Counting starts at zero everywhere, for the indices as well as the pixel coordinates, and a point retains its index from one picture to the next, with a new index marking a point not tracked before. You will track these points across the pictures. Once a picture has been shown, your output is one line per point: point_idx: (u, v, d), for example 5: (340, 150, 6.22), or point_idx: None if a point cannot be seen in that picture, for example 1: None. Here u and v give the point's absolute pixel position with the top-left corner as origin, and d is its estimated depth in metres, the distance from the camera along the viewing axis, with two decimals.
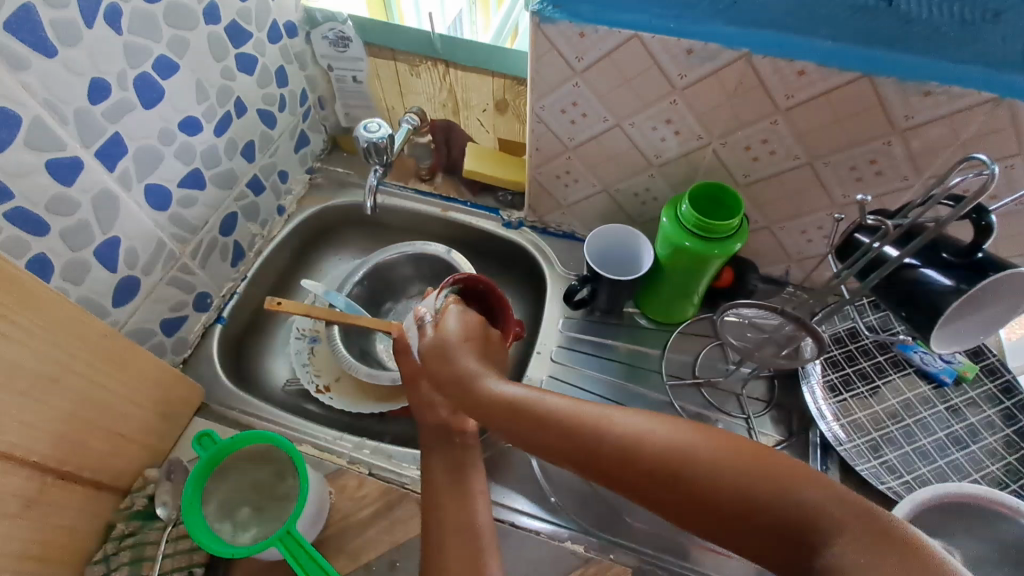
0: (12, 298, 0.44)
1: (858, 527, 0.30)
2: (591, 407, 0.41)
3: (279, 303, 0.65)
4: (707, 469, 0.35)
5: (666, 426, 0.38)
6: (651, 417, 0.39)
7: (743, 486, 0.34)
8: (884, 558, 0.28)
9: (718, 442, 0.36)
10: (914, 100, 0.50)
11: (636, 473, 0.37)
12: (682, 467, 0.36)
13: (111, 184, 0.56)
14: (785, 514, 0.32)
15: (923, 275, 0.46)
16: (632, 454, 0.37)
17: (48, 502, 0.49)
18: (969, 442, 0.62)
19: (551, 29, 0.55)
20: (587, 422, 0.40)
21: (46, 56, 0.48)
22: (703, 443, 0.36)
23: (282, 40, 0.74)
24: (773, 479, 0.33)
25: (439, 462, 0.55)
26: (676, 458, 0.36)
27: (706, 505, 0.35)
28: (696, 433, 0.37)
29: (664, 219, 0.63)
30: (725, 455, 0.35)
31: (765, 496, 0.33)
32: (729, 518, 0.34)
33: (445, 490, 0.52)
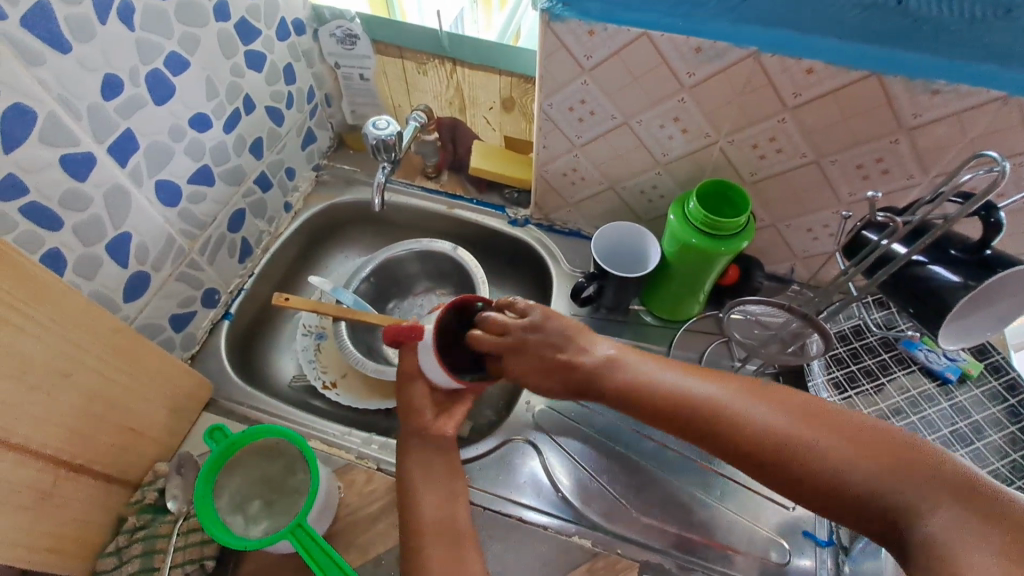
0: (27, 292, 0.44)
1: (971, 503, 0.34)
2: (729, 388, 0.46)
3: (287, 299, 0.65)
4: (833, 451, 0.39)
5: (802, 414, 0.42)
6: (784, 404, 0.43)
7: (864, 468, 0.38)
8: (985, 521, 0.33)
9: (854, 428, 0.40)
10: (921, 98, 0.50)
11: (759, 455, 0.42)
12: (810, 450, 0.40)
13: (123, 179, 0.57)
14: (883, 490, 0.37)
15: (930, 271, 0.46)
16: (757, 441, 0.42)
17: (60, 496, 0.50)
18: (973, 439, 0.62)
19: (560, 27, 0.55)
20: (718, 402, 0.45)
21: (60, 53, 0.48)
22: (837, 428, 0.41)
23: (290, 37, 0.74)
24: (896, 463, 0.38)
25: (417, 460, 0.53)
26: (801, 441, 0.41)
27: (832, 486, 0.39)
28: (833, 418, 0.42)
29: (672, 216, 0.63)
30: (855, 440, 0.39)
31: (890, 477, 0.37)
32: (853, 502, 0.38)
33: (426, 492, 0.51)
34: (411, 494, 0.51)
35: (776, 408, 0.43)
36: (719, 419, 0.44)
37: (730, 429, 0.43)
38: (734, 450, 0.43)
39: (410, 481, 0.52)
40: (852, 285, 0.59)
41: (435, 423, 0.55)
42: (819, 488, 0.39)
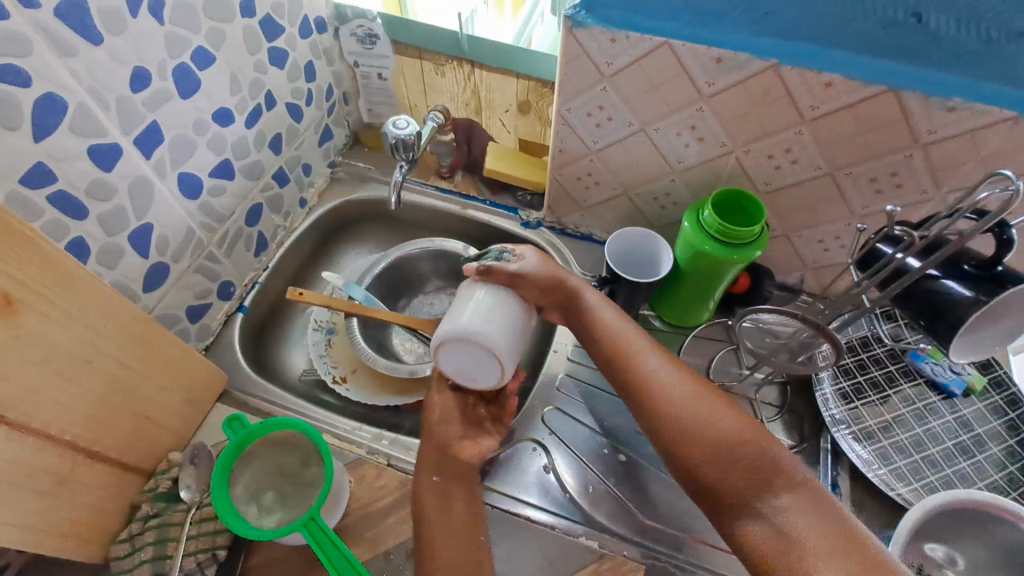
0: (50, 277, 0.45)
1: (814, 499, 0.43)
2: (659, 361, 0.52)
3: (302, 294, 0.65)
4: (727, 437, 0.47)
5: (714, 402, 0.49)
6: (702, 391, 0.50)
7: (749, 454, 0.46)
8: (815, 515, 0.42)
9: (740, 417, 0.48)
10: (938, 115, 0.51)
11: (670, 418, 0.49)
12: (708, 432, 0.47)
13: (147, 171, 0.58)
14: (750, 466, 0.45)
15: (942, 285, 0.47)
16: (672, 409, 0.49)
17: (76, 482, 0.50)
18: (975, 452, 0.63)
19: (582, 34, 0.56)
20: (648, 372, 0.51)
21: (92, 44, 0.49)
22: (737, 420, 0.48)
23: (312, 35, 0.75)
24: (763, 453, 0.46)
25: (438, 490, 0.54)
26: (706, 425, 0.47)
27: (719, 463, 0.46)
28: (728, 407, 0.49)
29: (686, 224, 0.64)
30: (741, 429, 0.47)
31: (767, 465, 0.45)
32: (724, 467, 0.46)
33: (438, 520, 0.52)
34: (425, 520, 0.52)
35: (696, 390, 0.50)
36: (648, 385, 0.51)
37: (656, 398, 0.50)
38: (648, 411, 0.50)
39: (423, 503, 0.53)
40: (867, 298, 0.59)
41: (461, 445, 0.57)
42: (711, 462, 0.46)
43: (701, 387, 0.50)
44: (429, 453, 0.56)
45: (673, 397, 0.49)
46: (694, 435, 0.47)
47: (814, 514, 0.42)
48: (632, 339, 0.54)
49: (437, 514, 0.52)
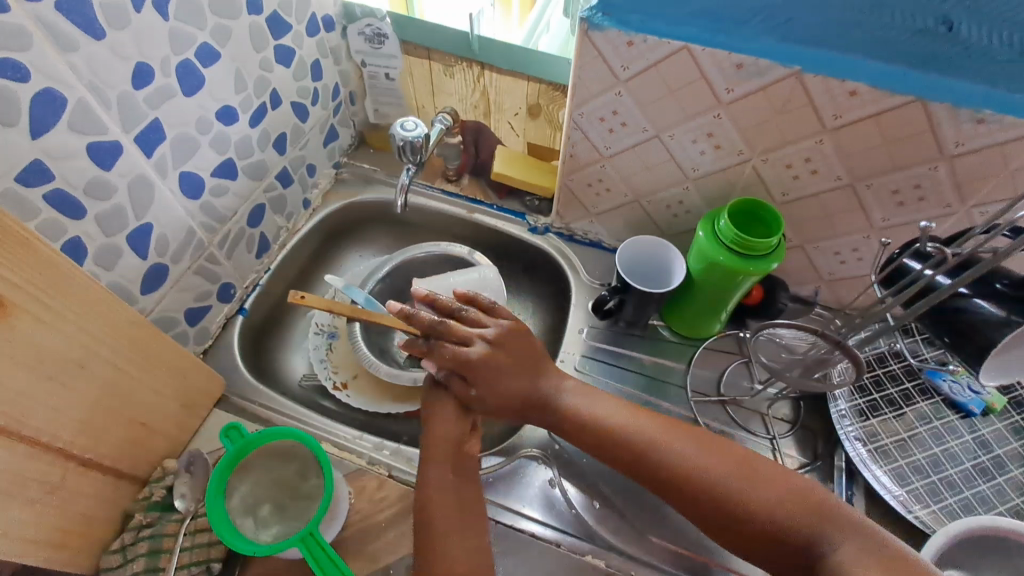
0: (45, 280, 0.43)
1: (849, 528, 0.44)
2: (644, 426, 0.53)
3: (304, 297, 0.63)
4: (752, 499, 0.47)
5: (733, 464, 0.49)
6: (716, 451, 0.51)
7: (787, 513, 0.46)
8: (878, 556, 0.42)
9: (745, 462, 0.50)
10: (966, 127, 0.49)
11: (680, 491, 0.49)
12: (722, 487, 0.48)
13: (148, 170, 0.56)
14: (765, 526, 0.46)
15: (974, 304, 0.45)
16: (669, 479, 0.50)
17: (67, 491, 0.48)
18: (995, 474, 0.61)
19: (598, 37, 0.54)
20: (643, 445, 0.52)
21: (93, 39, 0.47)
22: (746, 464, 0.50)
23: (320, 34, 0.73)
24: (805, 499, 0.47)
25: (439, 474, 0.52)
26: (729, 487, 0.48)
27: (742, 518, 0.47)
28: (754, 466, 0.49)
29: (700, 233, 0.62)
30: (784, 487, 0.48)
31: (798, 516, 0.46)
32: (756, 530, 0.47)
33: (440, 508, 0.50)
34: (426, 505, 0.50)
35: (694, 446, 0.51)
36: (639, 452, 0.52)
37: (662, 463, 0.51)
38: (664, 484, 0.50)
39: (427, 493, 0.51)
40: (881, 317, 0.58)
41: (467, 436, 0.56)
42: (723, 512, 0.48)
43: (690, 440, 0.52)
44: (433, 451, 0.54)
45: (692, 467, 0.50)
46: (710, 493, 0.48)
47: (876, 554, 0.42)
48: (607, 413, 0.55)
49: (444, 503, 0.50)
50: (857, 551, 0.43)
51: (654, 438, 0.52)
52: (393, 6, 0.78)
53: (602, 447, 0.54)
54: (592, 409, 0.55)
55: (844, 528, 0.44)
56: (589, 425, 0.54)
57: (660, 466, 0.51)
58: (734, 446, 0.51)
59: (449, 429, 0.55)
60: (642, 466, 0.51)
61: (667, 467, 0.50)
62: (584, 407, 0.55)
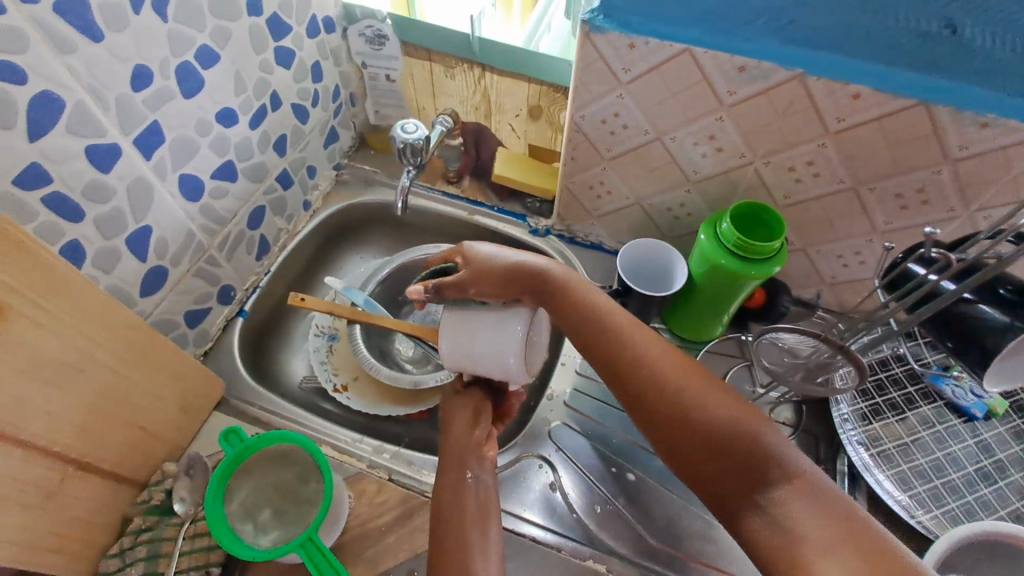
0: (43, 284, 0.43)
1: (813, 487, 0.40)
2: (637, 335, 0.51)
3: (304, 299, 0.63)
4: (716, 418, 0.45)
5: (713, 394, 0.46)
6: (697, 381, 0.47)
7: (737, 432, 0.43)
8: (814, 501, 0.39)
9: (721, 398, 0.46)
10: (969, 131, 0.49)
11: (647, 394, 0.48)
12: (692, 414, 0.45)
13: (147, 172, 0.56)
14: (732, 448, 0.43)
15: (978, 310, 0.45)
16: (643, 380, 0.48)
17: (65, 496, 0.48)
18: (997, 478, 0.61)
19: (599, 39, 0.54)
20: (626, 347, 0.50)
21: (91, 41, 0.47)
22: (724, 404, 0.46)
23: (320, 35, 0.73)
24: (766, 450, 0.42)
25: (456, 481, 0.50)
26: (696, 403, 0.46)
27: (710, 444, 0.44)
28: (722, 400, 0.46)
29: (702, 236, 0.62)
30: (738, 424, 0.44)
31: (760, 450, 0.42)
32: (709, 447, 0.44)
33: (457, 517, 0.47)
34: (442, 517, 0.48)
35: (679, 364, 0.49)
36: (621, 354, 0.50)
37: (638, 367, 0.49)
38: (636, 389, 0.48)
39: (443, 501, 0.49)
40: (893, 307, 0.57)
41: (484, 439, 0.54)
42: (683, 425, 0.45)
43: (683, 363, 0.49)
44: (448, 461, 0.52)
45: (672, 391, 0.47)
46: (682, 412, 0.46)
47: (812, 500, 0.39)
48: (615, 316, 0.52)
49: (459, 512, 0.48)
50: (799, 502, 0.39)
51: (650, 348, 0.50)
52: (393, 7, 0.78)
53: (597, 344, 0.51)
54: (597, 310, 0.52)
55: (813, 492, 0.39)
56: (592, 320, 0.52)
57: (637, 373, 0.49)
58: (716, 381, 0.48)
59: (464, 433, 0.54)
60: (623, 363, 0.49)
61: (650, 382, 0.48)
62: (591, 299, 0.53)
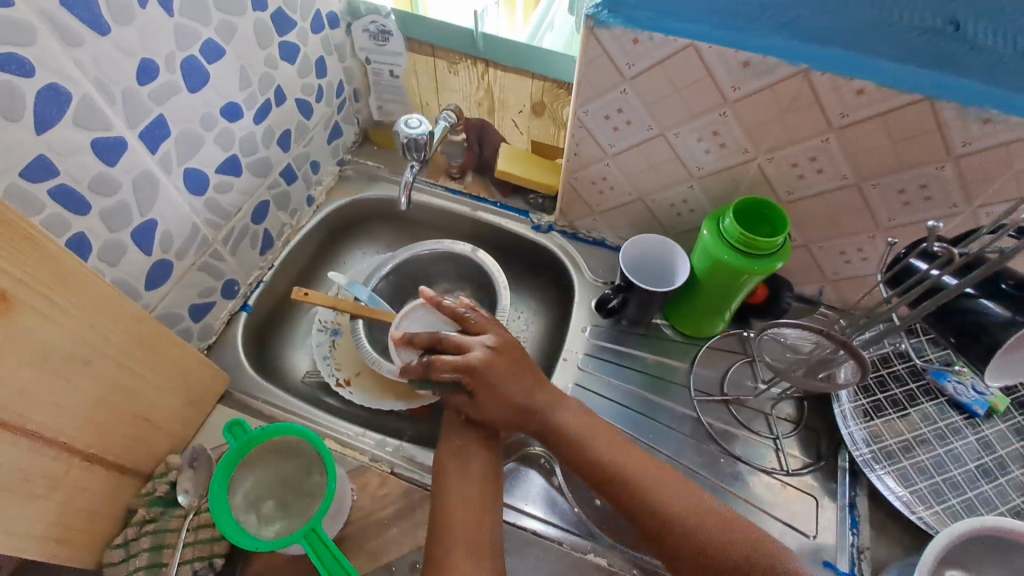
0: (48, 277, 0.43)
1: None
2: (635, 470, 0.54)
3: (308, 294, 0.65)
4: (718, 535, 0.50)
5: (700, 506, 0.51)
6: (689, 492, 0.53)
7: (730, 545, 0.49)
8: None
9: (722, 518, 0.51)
10: (973, 127, 0.49)
11: (665, 532, 0.50)
12: (688, 528, 0.50)
13: (152, 166, 0.56)
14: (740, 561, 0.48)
15: (980, 305, 0.45)
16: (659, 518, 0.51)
17: (69, 486, 0.48)
18: (997, 475, 0.61)
19: (603, 34, 0.54)
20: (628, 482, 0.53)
21: (98, 34, 0.47)
22: (717, 516, 0.51)
23: (324, 31, 0.73)
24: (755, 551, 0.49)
25: (456, 454, 0.57)
26: (699, 523, 0.50)
27: (709, 562, 0.49)
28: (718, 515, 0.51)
29: (704, 232, 0.62)
30: (740, 542, 0.49)
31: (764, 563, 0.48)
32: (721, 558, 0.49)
33: (455, 487, 0.54)
34: (444, 487, 0.54)
35: (679, 492, 0.52)
36: (628, 490, 0.53)
37: (640, 496, 0.52)
38: (636, 510, 0.52)
39: (445, 497, 0.54)
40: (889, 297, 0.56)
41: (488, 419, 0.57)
42: (699, 549, 0.49)
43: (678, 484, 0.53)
44: (448, 466, 0.56)
45: (673, 508, 0.51)
46: (683, 535, 0.50)
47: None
48: (608, 446, 0.55)
49: (459, 503, 0.53)
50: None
51: (648, 478, 0.53)
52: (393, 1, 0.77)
53: (593, 467, 0.54)
54: (590, 443, 0.55)
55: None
56: (586, 450, 0.55)
57: (637, 494, 0.52)
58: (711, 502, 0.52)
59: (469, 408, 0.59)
60: (634, 498, 0.52)
61: (653, 504, 0.51)
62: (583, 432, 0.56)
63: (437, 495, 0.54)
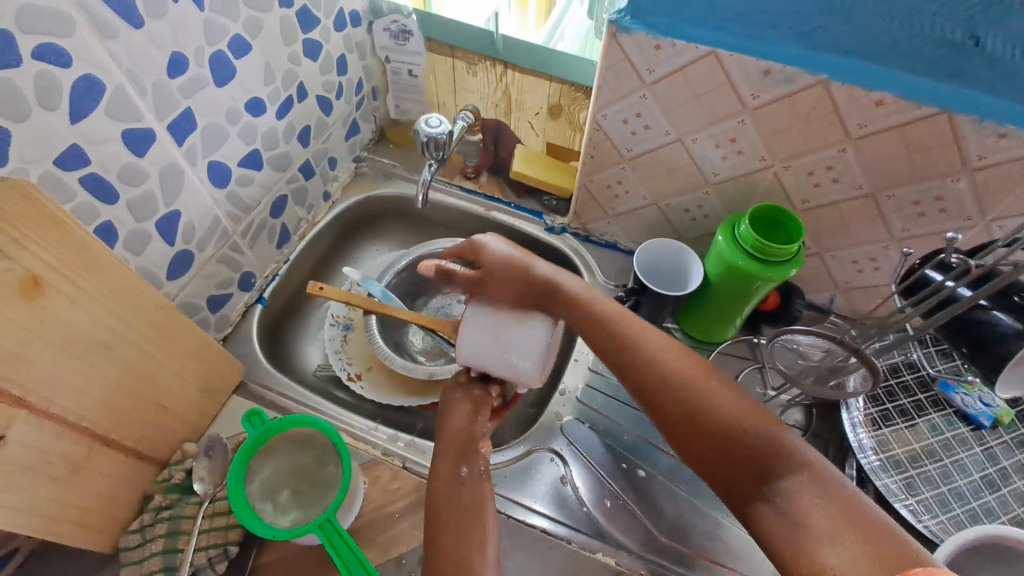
0: (78, 264, 0.44)
1: (824, 482, 0.42)
2: (651, 345, 0.54)
3: (322, 288, 0.65)
4: (722, 408, 0.49)
5: (741, 407, 0.49)
6: (721, 390, 0.50)
7: (745, 427, 0.47)
8: (827, 496, 0.41)
9: (744, 405, 0.49)
10: (990, 140, 0.49)
11: (667, 404, 0.51)
12: (701, 405, 0.49)
13: (178, 158, 0.57)
14: (755, 444, 0.46)
15: (992, 316, 0.46)
16: (660, 385, 0.52)
17: (89, 470, 0.49)
18: (1002, 486, 0.61)
19: (626, 40, 0.55)
20: (636, 349, 0.54)
21: (132, 27, 0.48)
22: (736, 401, 0.49)
23: (347, 28, 0.74)
24: (755, 423, 0.47)
25: (450, 480, 0.51)
26: (706, 403, 0.49)
27: (720, 438, 0.47)
28: (730, 389, 0.51)
29: (720, 237, 0.62)
30: (762, 431, 0.46)
31: (769, 444, 0.45)
32: (725, 442, 0.47)
33: (450, 510, 0.49)
34: (436, 515, 0.49)
35: (690, 366, 0.52)
36: (630, 358, 0.54)
37: (642, 365, 0.53)
38: (658, 406, 0.51)
39: (439, 535, 0.47)
40: (901, 299, 0.55)
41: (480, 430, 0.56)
42: (701, 425, 0.49)
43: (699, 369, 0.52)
44: (444, 499, 0.50)
45: (715, 414, 0.48)
46: (690, 408, 0.50)
47: (824, 494, 0.41)
48: (627, 323, 0.56)
49: (453, 529, 0.47)
50: (809, 490, 0.41)
51: (659, 352, 0.54)
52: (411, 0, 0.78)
53: (606, 339, 0.56)
54: (610, 317, 0.56)
55: (815, 478, 0.42)
56: (599, 323, 0.56)
57: (647, 367, 0.53)
58: (734, 389, 0.51)
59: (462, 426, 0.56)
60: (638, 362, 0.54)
61: (659, 374, 0.52)
62: (618, 326, 0.56)
63: (431, 522, 0.49)
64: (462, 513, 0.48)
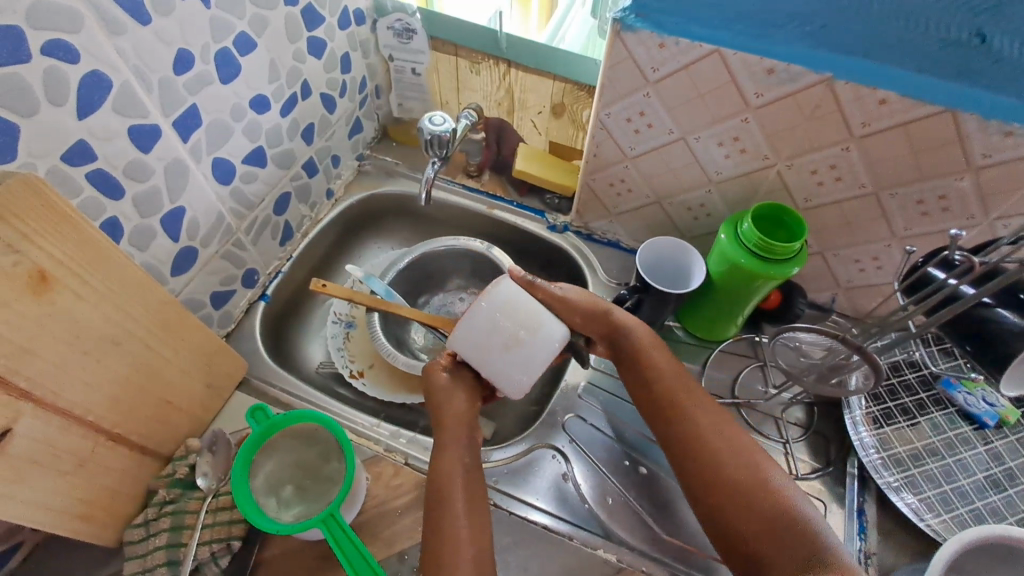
0: (85, 259, 0.45)
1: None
2: (701, 410, 0.54)
3: (325, 286, 0.64)
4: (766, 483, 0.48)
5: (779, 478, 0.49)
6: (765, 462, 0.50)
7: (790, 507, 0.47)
8: None
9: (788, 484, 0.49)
10: (994, 139, 0.49)
11: (710, 470, 0.50)
12: (747, 478, 0.49)
13: (184, 154, 0.57)
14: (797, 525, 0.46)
15: (995, 313, 0.46)
16: (704, 449, 0.51)
17: (94, 465, 0.50)
18: (1007, 486, 0.61)
19: (630, 38, 0.55)
20: (685, 411, 0.54)
21: (140, 24, 0.49)
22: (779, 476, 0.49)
23: (351, 27, 0.75)
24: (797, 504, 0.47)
25: (454, 463, 0.52)
26: (754, 477, 0.49)
27: (762, 517, 0.47)
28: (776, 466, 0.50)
29: (722, 235, 0.63)
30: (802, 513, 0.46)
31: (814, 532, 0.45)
32: (767, 519, 0.46)
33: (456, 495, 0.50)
34: (444, 496, 0.50)
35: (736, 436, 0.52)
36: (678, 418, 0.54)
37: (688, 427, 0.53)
38: (700, 468, 0.51)
39: (442, 519, 0.49)
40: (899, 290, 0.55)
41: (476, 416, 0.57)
42: (741, 498, 0.48)
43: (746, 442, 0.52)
44: (449, 481, 0.51)
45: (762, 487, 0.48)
46: (733, 479, 0.49)
47: None
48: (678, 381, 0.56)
49: (461, 515, 0.49)
50: None
51: (707, 417, 0.53)
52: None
53: (657, 393, 0.56)
54: (665, 374, 0.57)
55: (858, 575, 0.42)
56: (654, 375, 0.57)
57: (694, 428, 0.53)
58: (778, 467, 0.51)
59: (461, 411, 0.56)
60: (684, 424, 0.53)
61: (705, 440, 0.52)
62: (671, 382, 0.56)
63: (435, 502, 0.50)
64: (473, 504, 0.50)
